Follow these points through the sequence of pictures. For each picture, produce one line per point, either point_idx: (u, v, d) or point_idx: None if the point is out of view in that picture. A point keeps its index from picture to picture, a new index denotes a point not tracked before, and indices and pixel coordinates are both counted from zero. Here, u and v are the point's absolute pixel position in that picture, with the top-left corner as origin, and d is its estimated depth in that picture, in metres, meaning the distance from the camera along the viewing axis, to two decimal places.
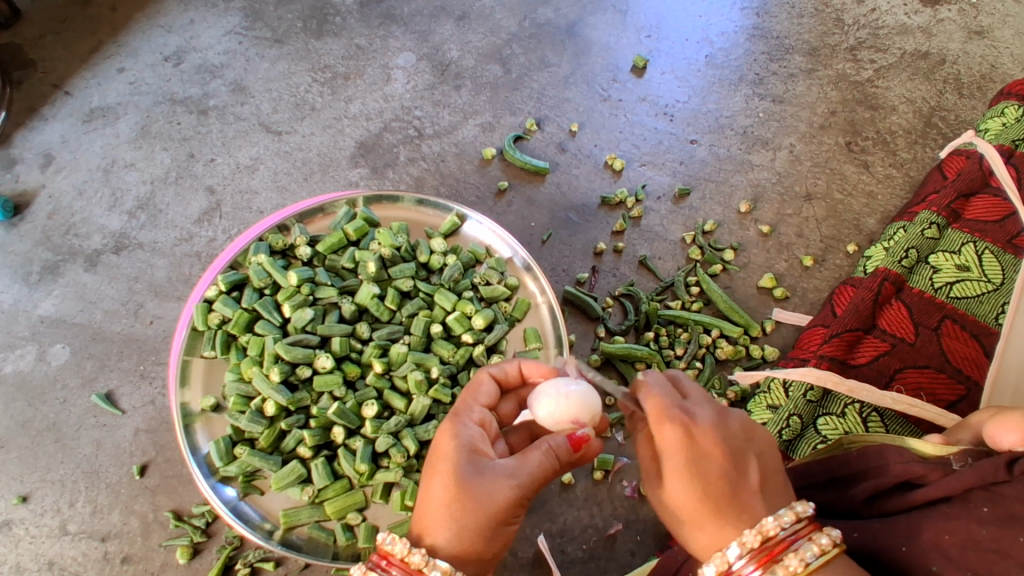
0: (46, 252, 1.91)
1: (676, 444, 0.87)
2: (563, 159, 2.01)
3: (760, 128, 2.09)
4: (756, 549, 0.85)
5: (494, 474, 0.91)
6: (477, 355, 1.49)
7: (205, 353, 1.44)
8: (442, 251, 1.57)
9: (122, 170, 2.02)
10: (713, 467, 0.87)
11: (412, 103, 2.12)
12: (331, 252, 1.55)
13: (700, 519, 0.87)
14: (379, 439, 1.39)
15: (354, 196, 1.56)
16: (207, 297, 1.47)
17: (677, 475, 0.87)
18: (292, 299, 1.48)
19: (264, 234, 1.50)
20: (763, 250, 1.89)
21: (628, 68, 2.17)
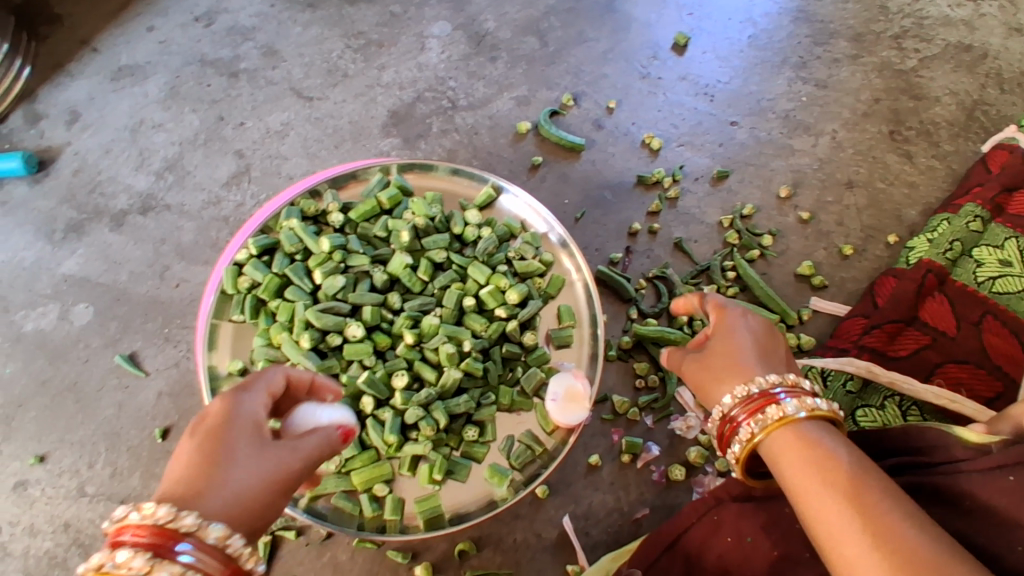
0: (71, 210, 1.88)
1: (729, 312, 1.15)
2: (599, 136, 1.96)
3: (802, 112, 2.03)
4: (745, 400, 1.04)
5: (273, 453, 0.93)
6: (510, 331, 1.43)
7: (233, 318, 1.41)
8: (476, 224, 1.50)
9: (150, 131, 1.99)
10: (756, 324, 1.13)
11: (446, 74, 2.07)
12: (363, 219, 1.50)
13: (728, 364, 1.09)
14: (409, 413, 1.35)
15: (387, 163, 1.51)
16: (237, 260, 1.44)
17: (737, 322, 1.13)
18: (323, 265, 1.43)
19: (295, 199, 1.46)
20: (802, 237, 1.84)
21: (668, 46, 2.10)
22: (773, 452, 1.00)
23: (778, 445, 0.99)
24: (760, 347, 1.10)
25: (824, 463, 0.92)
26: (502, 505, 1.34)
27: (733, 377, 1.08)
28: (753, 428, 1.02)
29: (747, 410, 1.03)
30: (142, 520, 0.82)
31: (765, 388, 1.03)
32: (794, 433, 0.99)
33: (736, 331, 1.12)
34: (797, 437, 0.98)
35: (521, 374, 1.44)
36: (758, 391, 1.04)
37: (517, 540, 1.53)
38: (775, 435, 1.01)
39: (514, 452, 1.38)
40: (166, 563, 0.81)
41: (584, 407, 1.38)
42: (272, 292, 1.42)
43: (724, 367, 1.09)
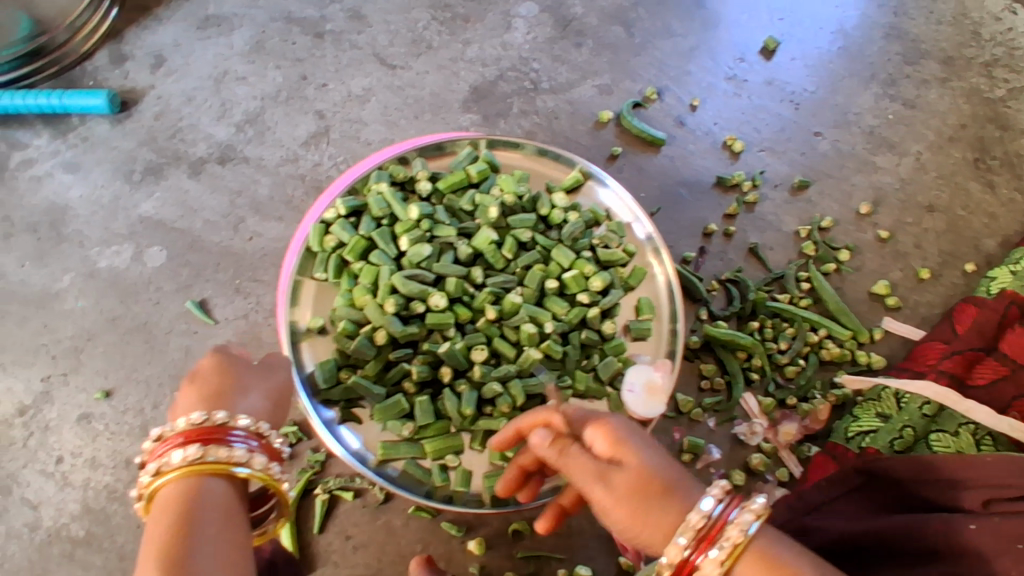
0: (150, 153, 1.89)
1: (617, 426, 0.97)
2: (680, 133, 1.93)
3: (887, 130, 2.00)
4: (696, 534, 0.87)
5: (252, 377, 1.15)
6: (591, 317, 1.44)
7: (316, 276, 1.42)
8: (564, 207, 1.49)
9: (233, 83, 1.99)
10: (657, 437, 0.97)
11: (530, 54, 2.05)
12: (451, 190, 1.49)
13: (651, 488, 0.91)
14: (487, 388, 1.36)
15: (477, 137, 1.50)
16: (324, 219, 1.44)
17: (639, 442, 0.95)
18: (410, 233, 1.42)
19: (385, 163, 1.47)
20: (878, 256, 1.82)
21: (757, 49, 2.07)
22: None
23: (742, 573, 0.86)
24: (667, 460, 0.96)
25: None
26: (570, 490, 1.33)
27: (673, 512, 0.89)
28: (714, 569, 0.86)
29: (699, 550, 0.87)
30: (183, 428, 1.02)
31: (710, 510, 0.88)
32: (757, 554, 0.86)
33: (646, 450, 0.95)
34: (762, 565, 0.86)
35: (598, 362, 1.44)
36: (700, 523, 0.87)
37: (569, 526, 1.53)
38: (740, 564, 0.86)
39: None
40: (217, 446, 1.00)
41: (661, 402, 1.38)
42: (358, 253, 1.43)
43: (649, 500, 0.90)
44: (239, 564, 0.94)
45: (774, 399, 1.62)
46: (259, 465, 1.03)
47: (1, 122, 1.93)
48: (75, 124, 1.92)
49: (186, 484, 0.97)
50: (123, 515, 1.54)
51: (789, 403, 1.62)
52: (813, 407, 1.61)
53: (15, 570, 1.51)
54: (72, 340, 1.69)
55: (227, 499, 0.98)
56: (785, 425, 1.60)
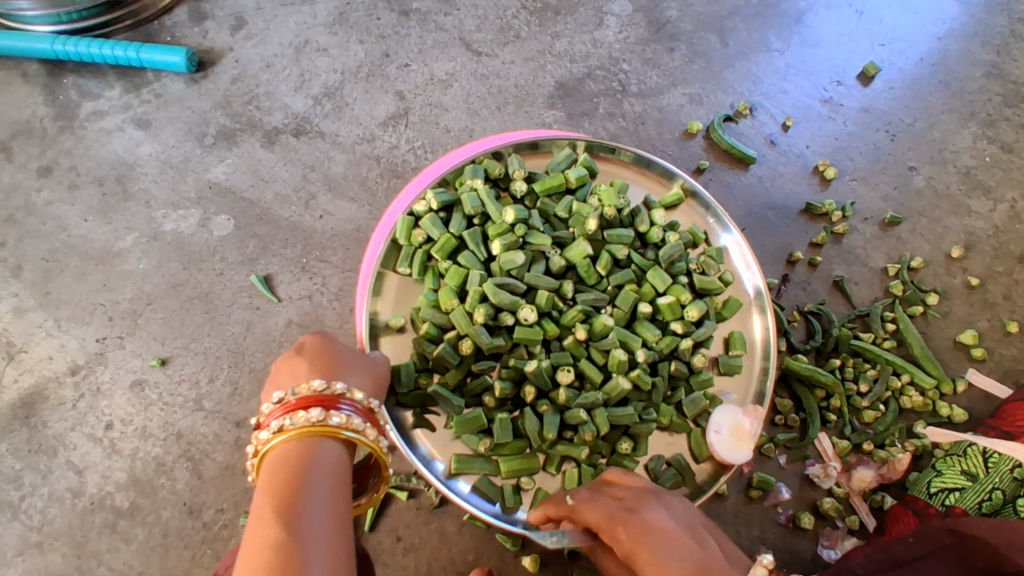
0: (224, 117, 1.83)
1: (637, 539, 0.95)
2: (771, 153, 1.86)
3: (984, 173, 1.91)
4: None
5: (363, 357, 1.12)
6: (683, 349, 1.37)
7: (399, 270, 1.35)
8: (662, 226, 1.43)
9: (313, 54, 1.93)
10: (672, 536, 0.95)
11: (620, 55, 1.98)
12: (547, 194, 1.43)
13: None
14: (573, 414, 1.31)
15: (578, 140, 1.43)
16: (413, 211, 1.37)
17: (660, 555, 0.92)
18: (504, 237, 1.37)
19: (479, 157, 1.39)
20: (966, 302, 1.74)
21: (855, 73, 1.99)
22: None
23: None
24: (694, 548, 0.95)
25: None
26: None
27: None
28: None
29: None
30: (294, 395, 0.99)
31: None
32: None
33: (671, 561, 0.91)
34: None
35: (685, 396, 1.37)
36: None
37: None
38: None
39: (665, 474, 1.34)
40: (334, 412, 0.98)
41: (749, 449, 1.34)
42: (446, 251, 1.36)
43: None
44: (348, 528, 0.90)
45: (849, 443, 1.56)
46: (368, 435, 1.00)
47: (76, 70, 1.88)
48: (150, 80, 1.87)
49: (298, 447, 0.94)
50: (170, 489, 1.49)
51: (865, 448, 1.56)
52: (891, 455, 1.54)
53: (54, 534, 1.46)
54: (131, 302, 1.64)
55: (336, 466, 0.94)
56: (860, 471, 1.54)
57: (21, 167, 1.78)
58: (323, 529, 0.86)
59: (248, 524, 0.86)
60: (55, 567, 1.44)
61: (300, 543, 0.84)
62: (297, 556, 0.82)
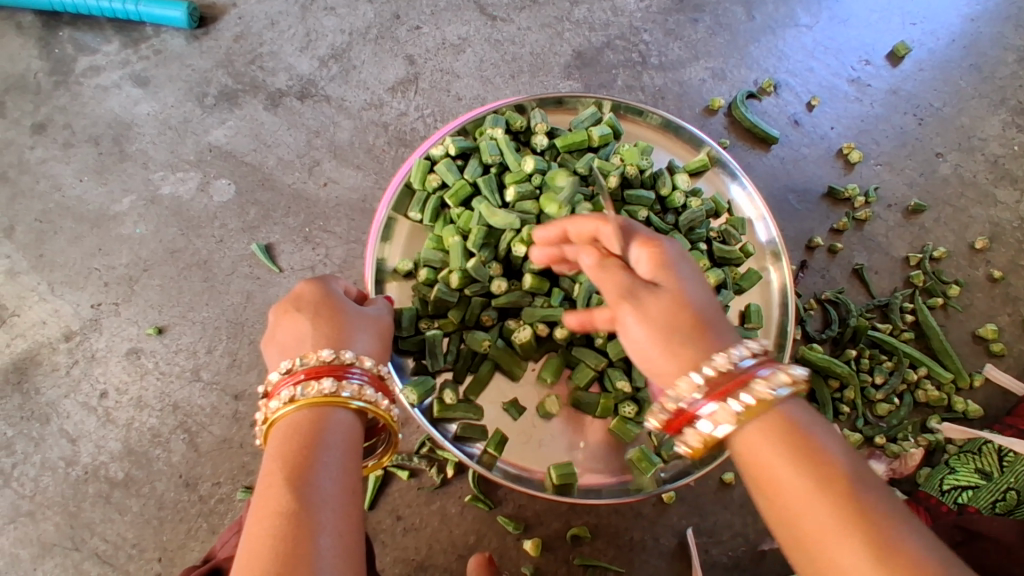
0: (226, 77, 1.76)
1: (658, 259, 0.87)
2: (794, 133, 1.79)
3: (1012, 162, 1.84)
4: (718, 376, 0.80)
5: (367, 314, 1.06)
6: None
7: (411, 215, 1.36)
8: (685, 191, 1.40)
9: (321, 12, 1.84)
10: (697, 281, 0.88)
11: (642, 24, 1.89)
12: (567, 151, 1.41)
13: (682, 322, 0.83)
14: (580, 369, 1.30)
15: (603, 99, 1.43)
16: (430, 155, 1.35)
17: (688, 278, 0.86)
18: (520, 186, 1.34)
19: (503, 108, 1.37)
20: (988, 296, 1.69)
21: (885, 53, 1.91)
22: (743, 442, 0.79)
23: (757, 436, 0.78)
24: (711, 313, 0.86)
25: (809, 467, 0.73)
26: (635, 493, 1.26)
27: (697, 357, 0.82)
28: (727, 418, 0.79)
29: (715, 396, 0.80)
30: (303, 365, 0.93)
31: (733, 364, 0.80)
32: (780, 415, 0.78)
33: (692, 293, 0.85)
34: (778, 423, 0.78)
35: None
36: (726, 368, 0.80)
37: (632, 540, 1.45)
38: (755, 424, 0.78)
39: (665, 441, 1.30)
40: (347, 382, 0.93)
41: None
42: (460, 197, 1.34)
43: (676, 340, 0.83)
44: (360, 499, 0.85)
45: (862, 436, 1.52)
46: (379, 403, 0.96)
47: (71, 22, 1.79)
48: (149, 35, 1.78)
49: (309, 418, 0.89)
50: (166, 461, 1.46)
51: (878, 441, 1.52)
52: (904, 450, 1.51)
53: (47, 503, 1.43)
54: (126, 268, 1.59)
55: (350, 434, 0.90)
56: (871, 465, 1.51)
57: (14, 124, 1.71)
58: (335, 500, 0.82)
59: (254, 492, 0.81)
60: (48, 537, 1.42)
61: (314, 519, 0.78)
62: (309, 533, 0.77)
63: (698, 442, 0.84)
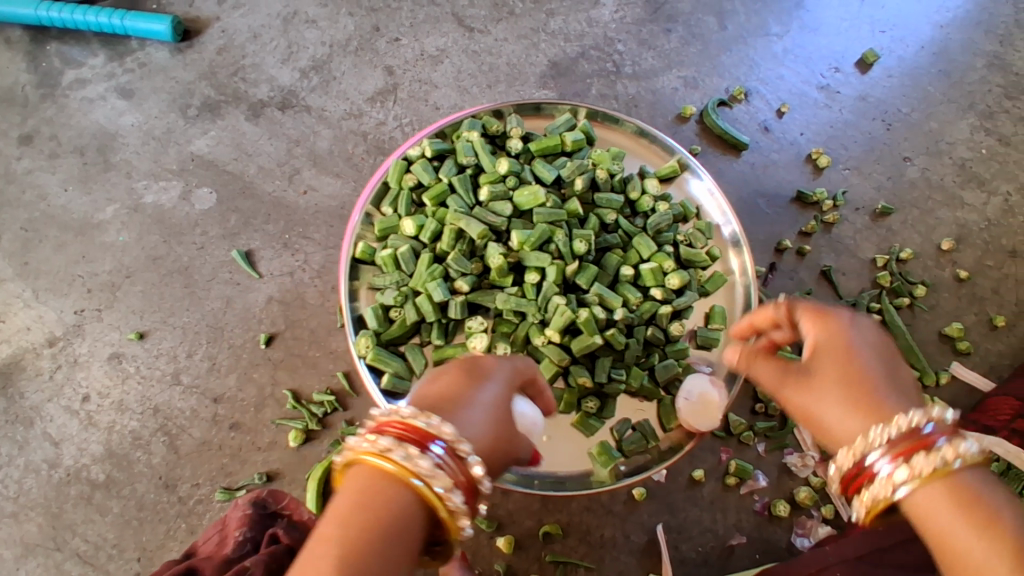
0: (209, 89, 1.80)
1: (833, 327, 0.92)
2: (765, 139, 1.83)
3: (979, 165, 1.88)
4: (895, 441, 0.81)
5: (482, 376, 0.91)
6: (662, 315, 1.34)
7: (385, 211, 1.39)
8: (654, 195, 1.44)
9: (302, 25, 1.89)
10: (864, 332, 0.93)
11: (616, 35, 1.94)
12: (541, 154, 1.45)
13: (855, 385, 0.88)
14: (544, 364, 1.31)
15: (579, 106, 1.48)
16: (407, 156, 1.40)
17: (868, 348, 0.91)
18: (493, 186, 1.38)
19: (481, 113, 1.44)
20: (955, 296, 1.73)
21: (854, 60, 1.95)
22: (913, 505, 0.79)
23: (926, 502, 0.77)
24: (885, 371, 0.89)
25: (989, 532, 0.72)
26: (598, 486, 1.28)
27: (868, 417, 0.85)
28: (905, 479, 0.79)
29: (892, 455, 0.80)
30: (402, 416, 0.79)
31: (917, 425, 0.80)
32: (957, 487, 0.76)
33: (850, 359, 0.90)
34: (956, 495, 0.76)
35: (658, 363, 1.34)
36: (906, 426, 0.81)
37: (603, 536, 1.48)
38: (927, 491, 0.78)
39: (628, 437, 1.32)
40: (412, 450, 0.76)
41: (713, 418, 1.28)
42: (435, 197, 1.38)
43: (868, 402, 0.86)
44: None
45: None
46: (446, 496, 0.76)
47: (60, 37, 1.84)
48: (134, 48, 1.83)
49: (368, 482, 0.75)
50: (146, 463, 1.49)
51: None
52: None
53: (29, 505, 1.47)
54: (109, 275, 1.62)
55: (404, 518, 0.73)
56: None
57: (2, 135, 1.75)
58: None
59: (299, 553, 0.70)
60: (30, 538, 1.45)
61: None
62: None
63: (867, 509, 0.85)
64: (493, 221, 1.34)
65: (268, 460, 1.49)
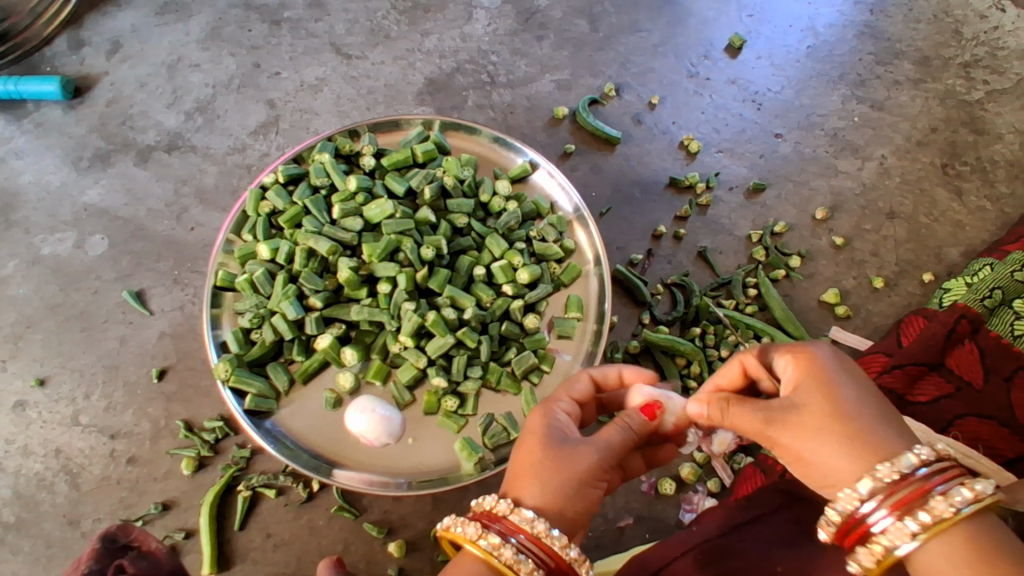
0: (101, 140, 1.88)
1: (816, 363, 0.85)
2: (637, 131, 1.89)
3: (852, 133, 1.92)
4: (887, 491, 0.77)
5: (577, 442, 0.93)
6: (514, 310, 1.42)
7: (245, 237, 1.45)
8: (505, 196, 1.51)
9: (187, 70, 1.97)
10: (850, 371, 0.85)
11: (489, 47, 2.00)
12: (394, 168, 1.51)
13: (842, 426, 0.80)
14: (403, 367, 1.37)
15: (431, 119, 1.55)
16: (262, 184, 1.46)
17: (857, 386, 0.83)
18: (345, 203, 1.44)
19: (333, 134, 1.49)
20: (833, 262, 1.77)
21: (723, 46, 2.01)
22: (918, 561, 0.76)
23: (939, 561, 0.74)
24: (873, 410, 0.82)
25: None
26: (463, 479, 1.31)
27: (861, 455, 0.79)
28: (910, 535, 0.76)
29: (889, 505, 0.77)
30: (503, 511, 0.87)
31: (918, 465, 0.77)
32: (970, 542, 0.73)
33: (841, 386, 0.83)
34: (971, 551, 0.73)
35: (514, 356, 1.40)
36: (902, 474, 0.77)
37: None
38: (939, 543, 0.75)
39: (487, 429, 1.36)
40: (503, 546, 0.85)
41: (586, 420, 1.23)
42: (291, 221, 1.44)
43: (848, 436, 0.80)
44: None
45: None
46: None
47: None
48: (29, 110, 1.92)
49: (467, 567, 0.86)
50: (51, 503, 1.54)
51: None
52: None
53: None
54: (11, 327, 1.69)
55: None
56: None
57: None
58: None
59: None
60: None
61: None
62: None
63: (873, 561, 0.80)
64: (343, 238, 1.40)
65: (165, 490, 1.55)
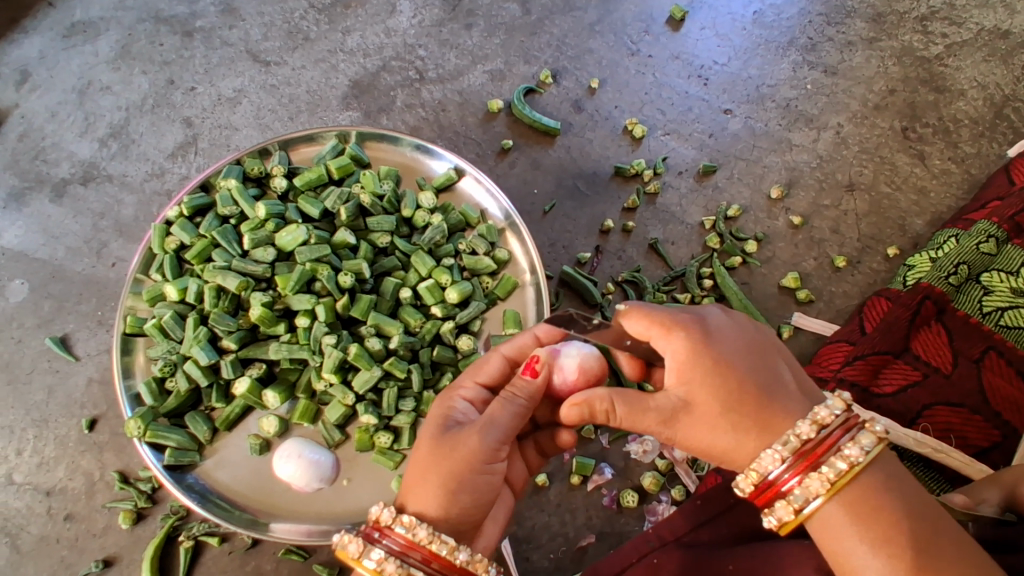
0: (13, 177, 1.77)
1: (698, 351, 0.82)
2: (578, 119, 1.78)
3: (806, 102, 1.81)
4: (794, 455, 0.78)
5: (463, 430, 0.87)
6: (444, 332, 1.34)
7: (153, 277, 1.35)
8: (429, 209, 1.41)
9: (97, 93, 1.85)
10: (731, 345, 0.83)
11: (416, 41, 1.88)
12: (309, 188, 1.41)
13: (736, 419, 0.80)
14: (332, 405, 1.30)
15: (346, 130, 1.44)
16: (167, 218, 1.36)
17: (740, 373, 0.81)
18: (256, 232, 1.35)
19: (240, 156, 1.38)
20: (791, 244, 1.67)
21: (663, 19, 1.89)
22: (825, 521, 0.76)
23: (841, 517, 0.75)
24: (759, 381, 0.81)
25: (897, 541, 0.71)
26: None
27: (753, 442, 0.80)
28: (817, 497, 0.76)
29: (795, 469, 0.77)
30: (400, 531, 0.81)
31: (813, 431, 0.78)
32: (865, 491, 0.75)
33: (724, 375, 0.81)
34: (868, 504, 0.74)
35: (449, 381, 1.33)
36: (803, 441, 0.78)
37: None
38: (839, 501, 0.75)
39: None
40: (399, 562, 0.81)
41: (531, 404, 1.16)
42: (200, 255, 1.35)
43: (744, 428, 0.80)
44: None
45: None
46: None
47: None
48: None
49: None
50: None
51: None
52: None
53: None
54: None
55: None
56: None
57: None
58: None
59: None
60: None
61: None
62: None
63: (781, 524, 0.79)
64: (255, 271, 1.32)
65: (105, 545, 1.47)
